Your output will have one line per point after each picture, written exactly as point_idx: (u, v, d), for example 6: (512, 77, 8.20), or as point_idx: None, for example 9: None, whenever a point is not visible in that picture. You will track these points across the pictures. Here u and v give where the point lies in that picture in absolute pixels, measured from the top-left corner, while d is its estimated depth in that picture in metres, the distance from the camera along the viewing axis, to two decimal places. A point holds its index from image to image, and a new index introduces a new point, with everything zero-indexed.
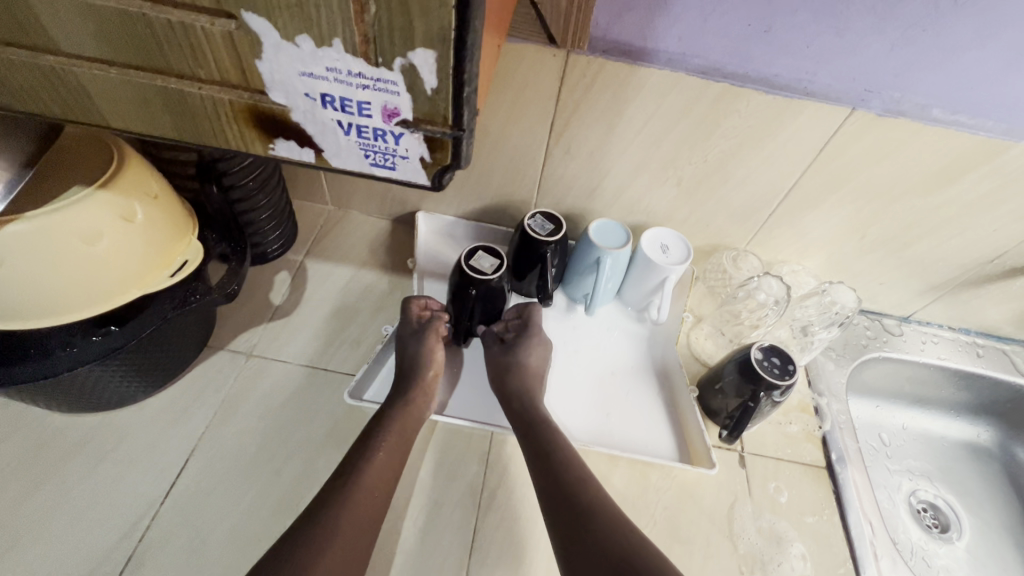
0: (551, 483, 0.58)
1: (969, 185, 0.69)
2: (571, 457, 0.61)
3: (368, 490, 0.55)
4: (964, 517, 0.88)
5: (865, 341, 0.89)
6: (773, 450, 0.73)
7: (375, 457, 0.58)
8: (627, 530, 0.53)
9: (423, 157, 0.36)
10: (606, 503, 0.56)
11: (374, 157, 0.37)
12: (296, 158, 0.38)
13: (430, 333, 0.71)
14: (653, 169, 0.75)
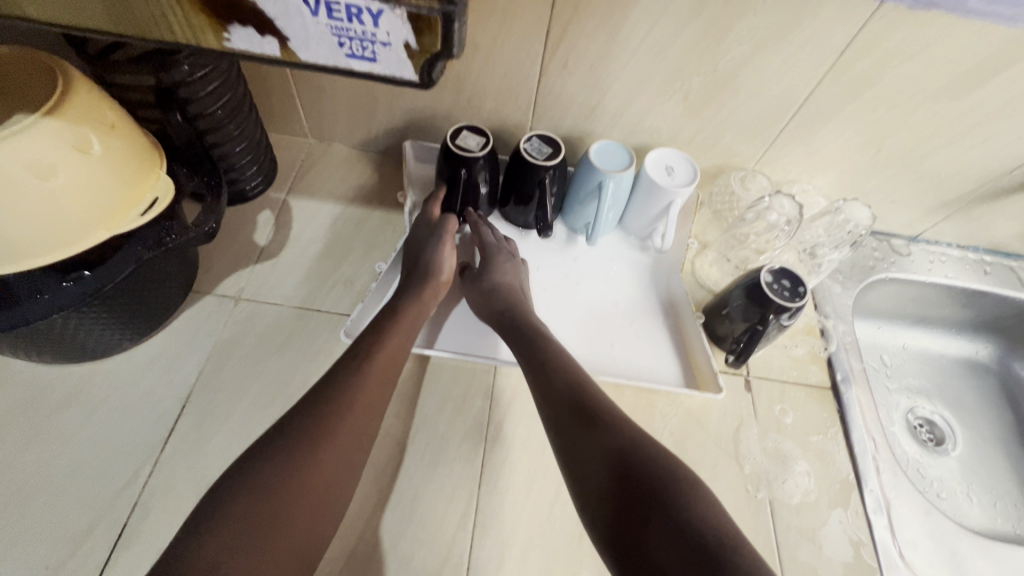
0: (547, 388, 0.57)
1: (998, 88, 0.64)
2: (566, 362, 0.59)
3: (362, 409, 0.51)
4: (959, 430, 0.90)
5: (872, 263, 0.87)
6: (779, 373, 0.73)
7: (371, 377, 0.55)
8: (622, 421, 0.52)
9: (407, 42, 0.35)
10: (602, 398, 0.55)
11: (350, 44, 0.35)
12: (259, 50, 0.36)
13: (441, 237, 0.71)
14: (658, 82, 0.69)
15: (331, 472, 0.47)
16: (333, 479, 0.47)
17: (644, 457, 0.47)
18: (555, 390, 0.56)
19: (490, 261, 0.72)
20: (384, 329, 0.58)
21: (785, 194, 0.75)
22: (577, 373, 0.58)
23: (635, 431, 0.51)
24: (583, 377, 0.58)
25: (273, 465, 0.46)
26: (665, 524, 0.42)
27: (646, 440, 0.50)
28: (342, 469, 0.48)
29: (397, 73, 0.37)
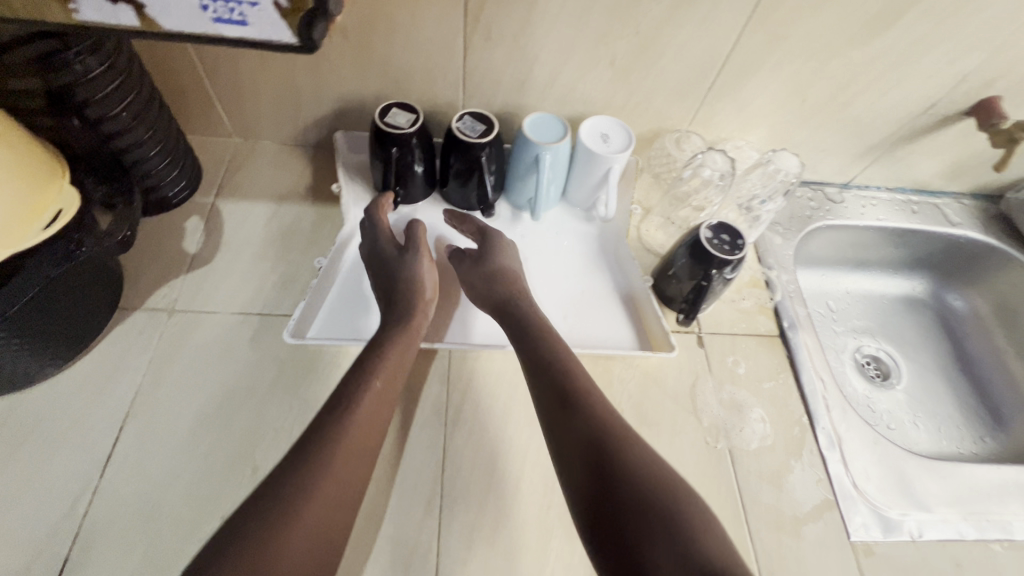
0: (540, 380, 0.57)
1: (905, 29, 0.66)
2: (562, 355, 0.59)
3: (358, 426, 0.50)
4: (903, 363, 0.95)
5: (809, 212, 0.90)
6: (729, 326, 0.75)
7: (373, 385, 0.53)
8: (608, 417, 0.51)
9: (278, 3, 0.37)
10: (592, 393, 0.54)
11: (216, 9, 0.38)
12: (114, 21, 0.38)
13: (414, 250, 0.68)
14: (584, 48, 0.68)
15: (337, 499, 0.46)
16: (342, 504, 0.46)
17: (621, 456, 0.47)
18: (547, 385, 0.56)
19: (490, 246, 0.71)
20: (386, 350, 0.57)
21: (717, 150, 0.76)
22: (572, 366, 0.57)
23: (620, 429, 0.50)
24: (576, 369, 0.57)
25: (283, 497, 0.43)
26: (626, 524, 0.43)
27: (631, 438, 0.49)
28: (345, 494, 0.47)
29: (275, 37, 0.40)
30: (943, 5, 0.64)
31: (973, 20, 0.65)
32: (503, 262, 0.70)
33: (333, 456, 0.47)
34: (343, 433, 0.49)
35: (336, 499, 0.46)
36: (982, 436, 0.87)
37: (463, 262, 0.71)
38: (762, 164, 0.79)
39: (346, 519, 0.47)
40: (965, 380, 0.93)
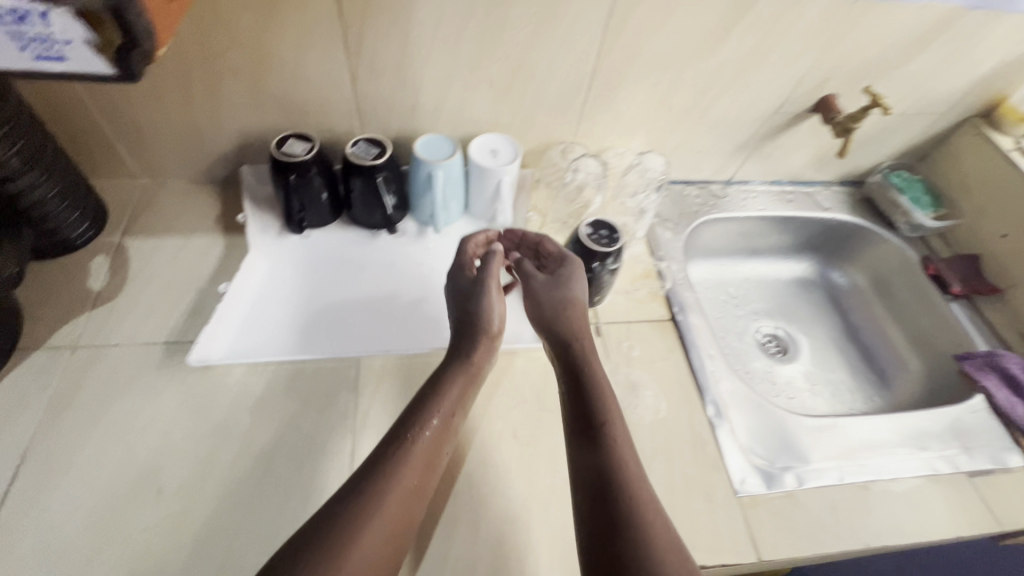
0: (578, 413, 0.58)
1: (738, 40, 0.76)
2: (602, 395, 0.58)
3: (414, 464, 0.51)
4: (799, 338, 1.04)
5: (696, 207, 0.99)
6: (624, 315, 0.81)
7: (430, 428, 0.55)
8: (626, 473, 0.50)
9: (90, 40, 0.39)
10: (619, 441, 0.54)
11: (33, 47, 0.39)
12: None
13: (484, 283, 0.67)
14: (461, 73, 0.75)
15: (387, 545, 0.47)
16: (390, 552, 0.47)
17: (625, 516, 0.47)
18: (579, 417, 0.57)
19: (562, 274, 0.70)
20: (442, 387, 0.59)
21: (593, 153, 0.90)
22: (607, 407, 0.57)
23: (642, 502, 0.48)
24: (612, 411, 0.57)
25: (323, 546, 0.43)
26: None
27: (643, 501, 0.48)
28: (393, 539, 0.47)
29: (95, 70, 0.41)
30: (764, 19, 0.74)
31: (794, 30, 0.76)
32: (566, 295, 0.68)
33: (378, 505, 0.47)
34: (389, 482, 0.49)
35: (384, 546, 0.46)
36: (871, 395, 0.96)
37: (533, 280, 0.71)
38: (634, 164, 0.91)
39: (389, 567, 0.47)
40: (853, 347, 1.02)
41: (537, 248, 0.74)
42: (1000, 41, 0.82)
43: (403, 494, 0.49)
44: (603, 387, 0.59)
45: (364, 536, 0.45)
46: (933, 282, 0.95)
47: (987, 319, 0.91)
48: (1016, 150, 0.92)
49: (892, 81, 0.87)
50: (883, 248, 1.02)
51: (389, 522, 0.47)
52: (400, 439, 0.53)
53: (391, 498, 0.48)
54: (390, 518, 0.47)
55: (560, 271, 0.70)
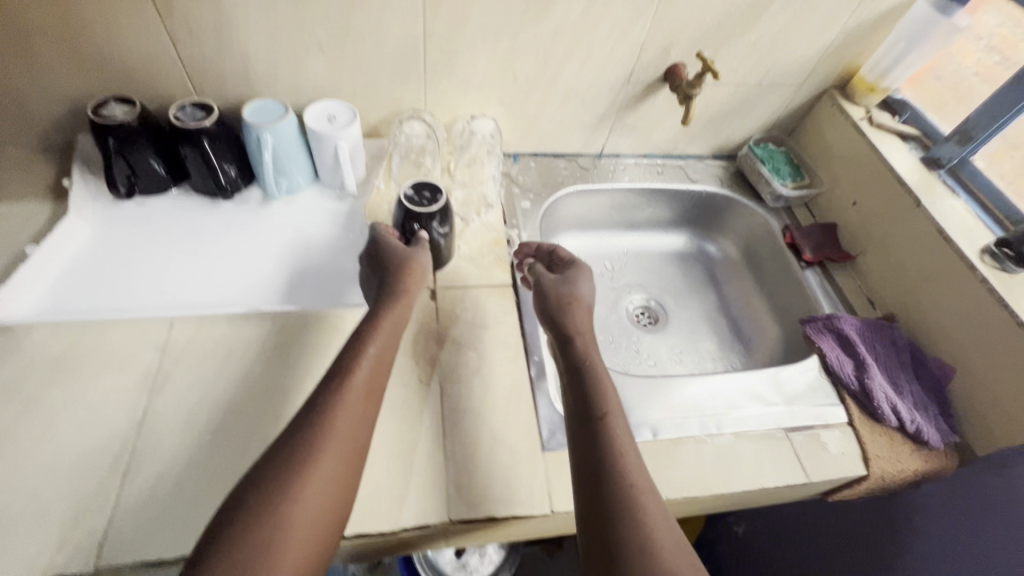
0: (574, 380, 0.62)
1: (566, 5, 0.77)
2: (601, 387, 0.61)
3: (363, 399, 0.55)
4: (670, 309, 1.05)
5: (562, 179, 0.99)
6: (464, 280, 0.81)
7: (366, 355, 0.58)
8: (622, 461, 0.53)
9: None
10: (618, 431, 0.56)
11: None
12: None
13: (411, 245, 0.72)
14: (286, 36, 0.75)
15: (341, 472, 0.50)
16: (345, 482, 0.50)
17: (620, 501, 0.50)
18: (578, 408, 0.59)
19: (576, 272, 0.75)
20: (380, 321, 0.63)
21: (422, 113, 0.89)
22: (607, 399, 0.59)
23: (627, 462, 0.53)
24: (609, 403, 0.59)
25: (269, 480, 0.47)
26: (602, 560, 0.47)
27: (637, 485, 0.51)
28: (344, 471, 0.50)
29: None
30: None
31: None
32: (568, 296, 0.71)
33: (320, 438, 0.50)
34: (325, 420, 0.51)
35: (335, 475, 0.49)
36: (731, 363, 0.97)
37: (543, 277, 0.76)
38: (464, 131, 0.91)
39: (347, 495, 0.50)
40: (721, 317, 1.04)
41: (550, 256, 0.81)
42: (834, 9, 0.84)
43: (344, 428, 0.52)
44: (602, 381, 0.61)
45: (310, 467, 0.48)
46: (790, 250, 0.96)
47: (838, 285, 0.92)
48: (865, 119, 0.94)
49: (737, 51, 0.88)
50: (750, 219, 1.04)
51: (339, 454, 0.50)
52: (336, 380, 0.55)
53: (334, 433, 0.51)
54: (338, 451, 0.50)
55: (569, 271, 0.76)
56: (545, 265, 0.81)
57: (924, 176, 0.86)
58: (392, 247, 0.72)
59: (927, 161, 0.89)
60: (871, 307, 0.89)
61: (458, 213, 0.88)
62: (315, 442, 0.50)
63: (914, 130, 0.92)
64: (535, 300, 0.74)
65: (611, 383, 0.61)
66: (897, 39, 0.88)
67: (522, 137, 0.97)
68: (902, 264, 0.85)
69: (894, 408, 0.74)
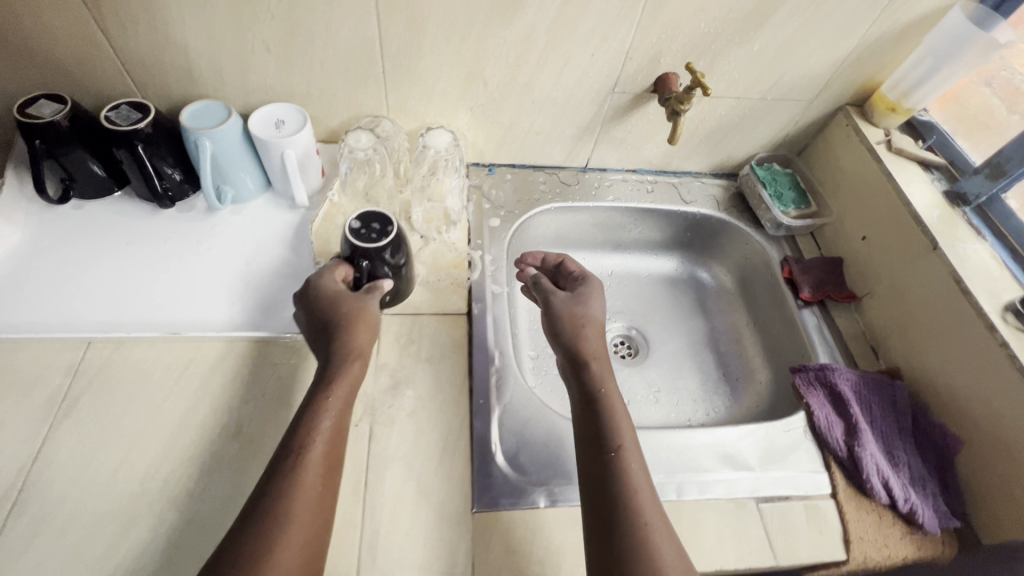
0: (584, 405, 0.60)
1: (538, 6, 0.68)
2: (612, 414, 0.59)
3: (324, 464, 0.51)
4: (653, 341, 0.96)
5: (538, 195, 0.91)
6: (413, 306, 0.74)
7: (320, 428, 0.53)
8: (637, 498, 0.52)
9: None
10: (633, 465, 0.55)
11: None
12: None
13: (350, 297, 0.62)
14: (229, 34, 0.68)
15: (305, 539, 0.47)
16: (318, 541, 0.48)
17: (635, 538, 0.50)
18: (590, 441, 0.57)
19: (586, 290, 0.70)
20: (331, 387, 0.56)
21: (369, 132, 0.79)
22: (619, 427, 0.57)
23: (641, 499, 0.53)
24: (620, 432, 0.57)
25: None
26: None
27: (651, 529, 0.51)
28: (309, 537, 0.47)
29: None
30: None
31: None
32: (581, 319, 0.67)
33: (288, 508, 0.47)
34: (289, 496, 0.48)
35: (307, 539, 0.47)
36: (715, 407, 0.88)
37: (553, 296, 0.69)
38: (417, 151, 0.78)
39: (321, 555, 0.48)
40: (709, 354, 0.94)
41: (557, 269, 0.76)
42: (850, 17, 0.74)
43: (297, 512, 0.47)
44: (614, 407, 0.59)
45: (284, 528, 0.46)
46: (787, 286, 0.86)
47: (837, 330, 0.82)
48: (883, 143, 0.83)
49: (737, 61, 0.78)
50: (748, 247, 0.94)
51: (306, 518, 0.48)
52: (292, 457, 0.50)
53: (320, 497, 0.49)
54: (303, 520, 0.47)
55: (580, 288, 0.70)
56: (552, 278, 0.76)
57: (945, 213, 0.76)
58: (336, 301, 0.61)
59: (950, 195, 0.77)
60: (874, 358, 0.80)
61: (417, 230, 0.82)
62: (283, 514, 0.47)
63: (939, 159, 0.80)
64: (546, 323, 0.68)
65: (623, 409, 0.60)
66: (925, 54, 0.76)
67: (497, 147, 0.89)
68: (910, 314, 0.75)
69: (885, 483, 0.65)
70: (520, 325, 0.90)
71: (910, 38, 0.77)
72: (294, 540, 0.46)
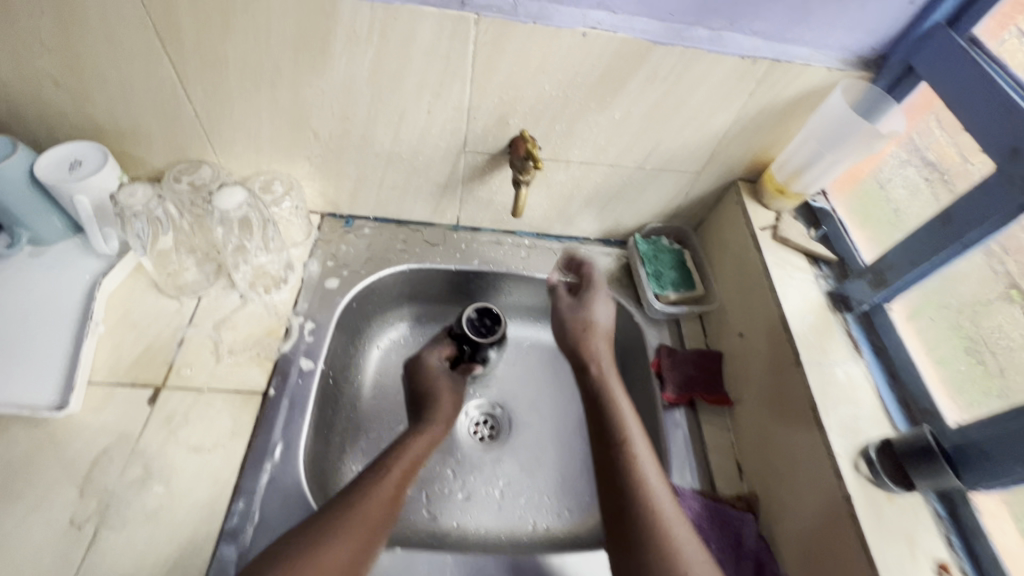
0: (586, 398, 0.66)
1: (350, 57, 0.60)
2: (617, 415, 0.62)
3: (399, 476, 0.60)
4: (517, 422, 0.85)
5: (394, 254, 0.82)
6: (202, 380, 0.66)
7: (387, 474, 0.59)
8: (643, 480, 0.56)
9: None
10: (646, 463, 0.57)
11: None
12: None
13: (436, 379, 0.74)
14: (6, 67, 0.61)
15: (368, 532, 0.53)
16: (370, 543, 0.53)
17: (640, 511, 0.54)
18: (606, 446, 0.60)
19: (591, 292, 0.75)
20: (408, 443, 0.65)
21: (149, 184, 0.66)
22: (626, 425, 0.61)
23: (639, 483, 0.56)
24: (629, 431, 0.61)
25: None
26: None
27: (668, 515, 0.53)
28: (372, 526, 0.53)
29: None
30: (366, 32, 0.58)
31: (418, 50, 0.59)
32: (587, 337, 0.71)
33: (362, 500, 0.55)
34: (364, 493, 0.56)
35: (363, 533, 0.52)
36: (568, 509, 0.78)
37: (560, 297, 0.76)
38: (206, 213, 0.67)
39: (369, 551, 0.52)
40: (576, 444, 0.83)
41: (577, 268, 0.79)
42: (722, 89, 0.64)
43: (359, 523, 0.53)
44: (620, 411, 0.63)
45: (349, 521, 0.52)
46: (655, 380, 0.75)
47: (702, 438, 0.71)
48: (769, 229, 0.73)
49: (600, 128, 0.69)
50: (628, 327, 0.83)
51: (364, 528, 0.53)
52: (350, 492, 0.56)
53: (383, 494, 0.57)
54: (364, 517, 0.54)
55: (583, 294, 0.75)
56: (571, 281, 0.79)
57: (821, 320, 0.65)
58: (432, 378, 0.74)
59: (834, 298, 0.67)
60: (737, 479, 0.68)
61: (237, 288, 0.73)
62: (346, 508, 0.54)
63: (830, 253, 0.70)
64: (554, 329, 0.74)
65: (629, 410, 0.63)
66: (806, 138, 0.68)
67: (351, 199, 0.81)
68: (771, 434, 0.64)
69: None
70: (359, 397, 0.79)
71: (796, 115, 0.67)
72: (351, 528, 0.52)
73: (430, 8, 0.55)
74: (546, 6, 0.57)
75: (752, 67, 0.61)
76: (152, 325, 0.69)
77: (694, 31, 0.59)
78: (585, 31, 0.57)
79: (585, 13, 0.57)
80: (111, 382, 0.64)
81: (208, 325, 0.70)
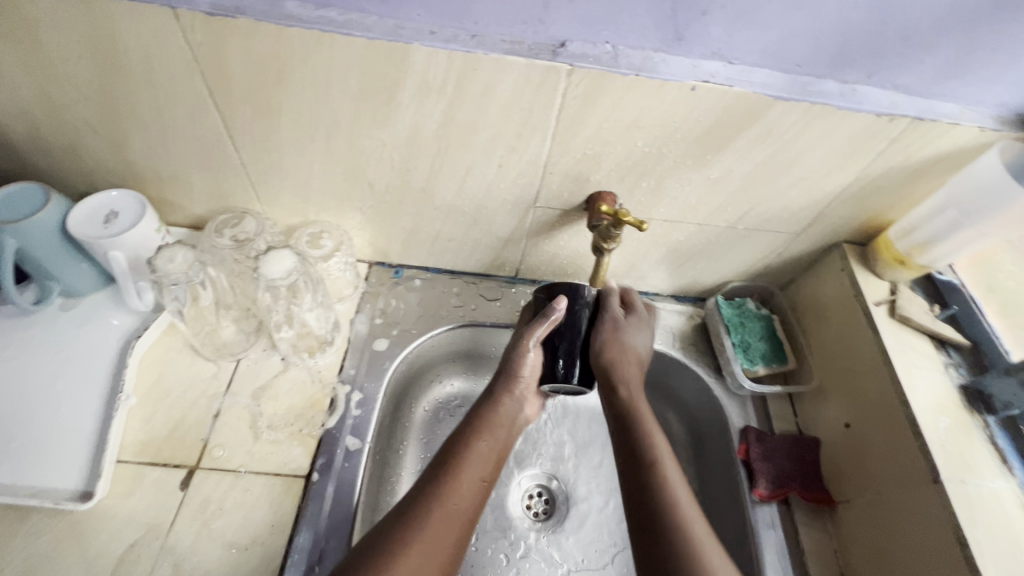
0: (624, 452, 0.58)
1: (418, 107, 0.53)
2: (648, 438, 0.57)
3: (483, 450, 0.56)
4: (575, 500, 0.76)
5: (447, 311, 0.75)
6: (240, 461, 0.59)
7: (474, 449, 0.56)
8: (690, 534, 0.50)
9: None
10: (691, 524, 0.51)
11: None
12: None
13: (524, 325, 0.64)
14: (40, 112, 0.55)
15: (457, 523, 0.50)
16: (464, 536, 0.50)
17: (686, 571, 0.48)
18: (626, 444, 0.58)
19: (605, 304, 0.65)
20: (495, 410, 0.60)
21: (190, 246, 0.59)
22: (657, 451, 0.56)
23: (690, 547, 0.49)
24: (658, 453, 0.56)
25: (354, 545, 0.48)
26: None
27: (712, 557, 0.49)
28: (457, 523, 0.50)
29: None
30: (440, 82, 0.50)
31: (497, 102, 0.52)
32: (625, 393, 0.60)
33: (449, 481, 0.52)
34: (438, 496, 0.51)
35: (434, 520, 0.49)
36: None
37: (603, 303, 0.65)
38: (250, 277, 0.61)
39: (456, 550, 0.49)
40: None
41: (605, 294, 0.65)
42: (846, 149, 0.55)
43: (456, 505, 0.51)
44: (644, 421, 0.59)
45: (437, 502, 0.50)
46: (743, 470, 0.65)
47: (800, 546, 0.60)
48: (885, 304, 0.64)
49: (693, 186, 0.60)
50: (706, 400, 0.73)
51: (457, 525, 0.50)
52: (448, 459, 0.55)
53: (460, 475, 0.53)
54: (439, 515, 0.50)
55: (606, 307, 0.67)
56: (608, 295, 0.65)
57: (958, 424, 0.55)
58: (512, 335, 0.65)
59: (970, 394, 0.58)
60: None
61: (279, 350, 0.66)
62: (434, 495, 0.51)
63: (961, 338, 0.62)
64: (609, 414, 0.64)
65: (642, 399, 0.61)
66: (943, 204, 0.58)
67: (403, 249, 0.74)
68: (896, 557, 0.54)
69: None
70: (405, 469, 0.71)
71: (928, 177, 0.58)
72: (424, 529, 0.48)
73: (517, 57, 0.48)
74: (652, 56, 0.48)
75: (887, 125, 0.52)
76: (188, 393, 0.63)
77: (823, 84, 0.50)
78: (696, 84, 0.49)
79: (696, 63, 0.48)
80: (141, 461, 0.57)
81: (247, 394, 0.63)
